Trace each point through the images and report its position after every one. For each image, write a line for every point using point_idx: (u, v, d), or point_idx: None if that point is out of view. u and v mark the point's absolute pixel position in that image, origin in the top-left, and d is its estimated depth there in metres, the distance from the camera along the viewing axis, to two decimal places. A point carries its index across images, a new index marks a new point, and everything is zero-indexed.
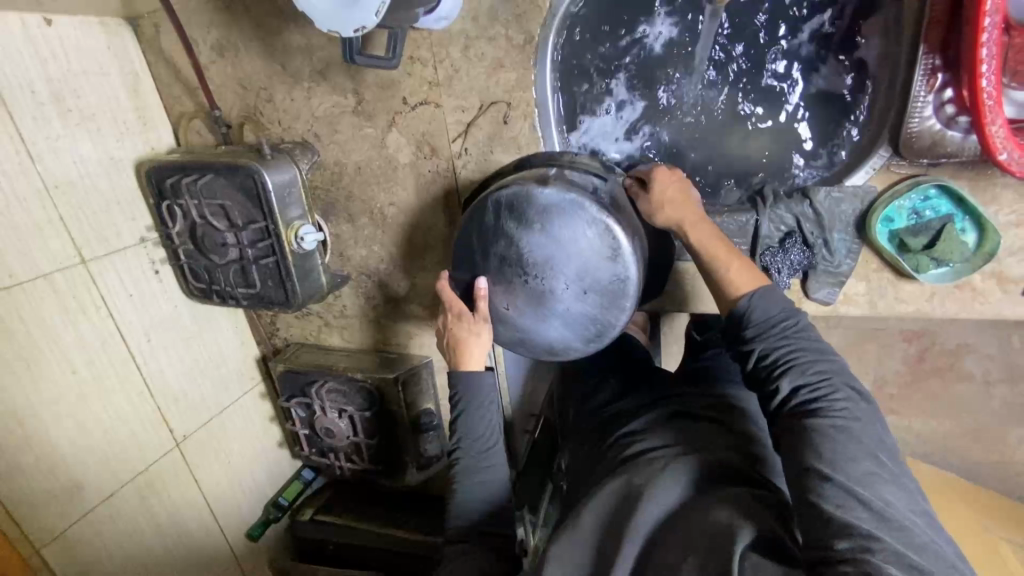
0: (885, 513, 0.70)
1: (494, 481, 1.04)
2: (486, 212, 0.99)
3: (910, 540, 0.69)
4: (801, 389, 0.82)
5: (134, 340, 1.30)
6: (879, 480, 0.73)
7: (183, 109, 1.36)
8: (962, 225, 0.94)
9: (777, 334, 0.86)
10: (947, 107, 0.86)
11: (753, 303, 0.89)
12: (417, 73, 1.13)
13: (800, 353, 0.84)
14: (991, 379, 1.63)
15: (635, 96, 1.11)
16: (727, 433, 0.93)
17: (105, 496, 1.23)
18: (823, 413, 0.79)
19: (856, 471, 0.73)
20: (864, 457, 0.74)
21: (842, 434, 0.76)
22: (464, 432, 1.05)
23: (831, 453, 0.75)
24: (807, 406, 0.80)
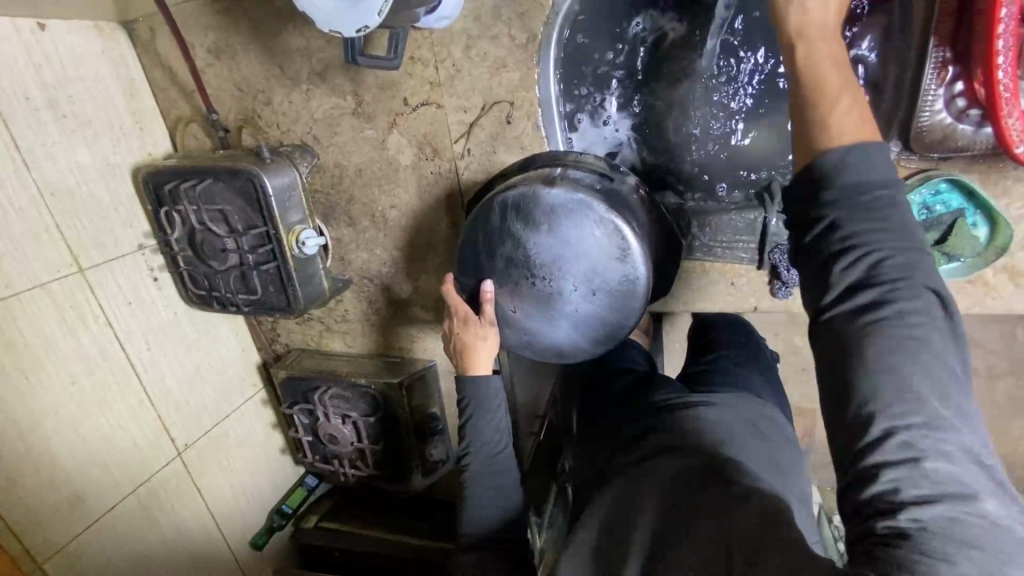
0: (940, 473, 0.58)
1: (503, 487, 1.02)
2: (491, 213, 0.98)
3: (967, 505, 0.57)
4: (870, 287, 0.64)
5: (134, 348, 1.27)
6: (937, 432, 0.60)
7: (180, 114, 1.34)
8: (973, 219, 0.93)
9: (866, 206, 0.65)
10: (958, 101, 0.85)
11: (849, 157, 0.67)
12: (418, 73, 1.12)
13: (876, 241, 0.65)
14: (997, 372, 1.67)
15: (630, 102, 1.11)
16: (736, 430, 0.91)
17: (106, 509, 1.21)
18: (885, 315, 0.62)
19: (908, 405, 0.60)
20: (927, 395, 0.60)
21: (906, 346, 0.61)
22: (472, 439, 1.03)
23: (884, 387, 0.61)
24: (873, 310, 0.63)
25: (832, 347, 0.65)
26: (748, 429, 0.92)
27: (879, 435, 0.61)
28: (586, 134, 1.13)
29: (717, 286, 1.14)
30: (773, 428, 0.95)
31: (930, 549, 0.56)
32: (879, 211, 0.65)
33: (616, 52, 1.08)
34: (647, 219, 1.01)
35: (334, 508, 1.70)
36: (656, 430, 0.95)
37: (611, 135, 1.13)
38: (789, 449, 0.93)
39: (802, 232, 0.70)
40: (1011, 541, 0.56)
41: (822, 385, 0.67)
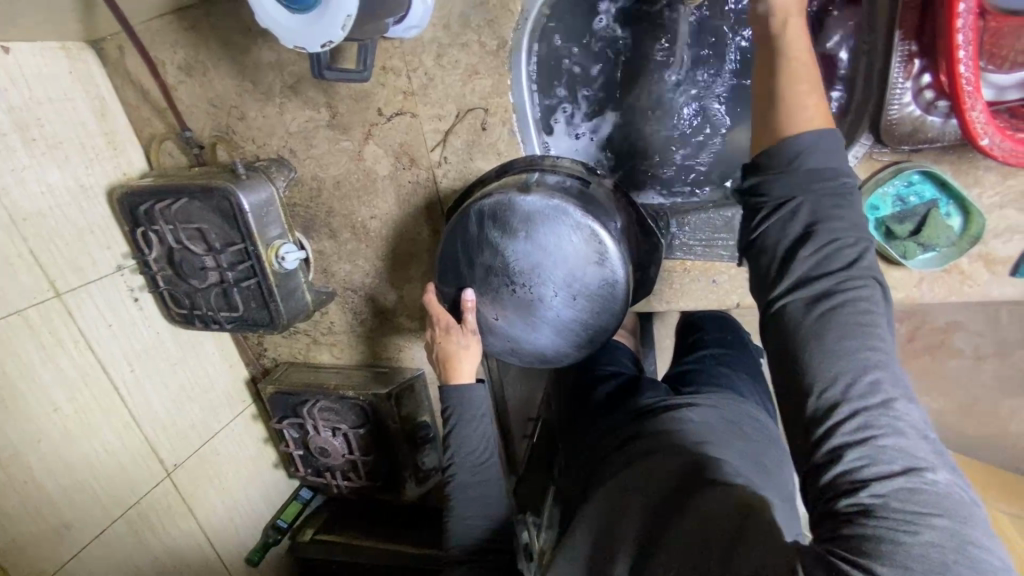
0: (896, 449, 0.61)
1: (491, 496, 1.03)
2: (469, 221, 0.97)
3: (924, 478, 0.59)
4: (826, 271, 0.68)
5: (117, 371, 1.26)
6: (890, 411, 0.62)
7: (154, 131, 1.32)
8: (947, 209, 0.93)
9: (823, 194, 0.71)
10: (926, 93, 0.85)
11: (811, 145, 0.72)
12: (390, 83, 1.11)
13: (829, 234, 0.69)
14: (983, 354, 1.73)
15: (600, 105, 1.11)
16: (720, 431, 0.92)
17: (96, 534, 1.21)
18: (838, 301, 0.66)
19: (861, 385, 0.63)
20: (881, 379, 0.64)
21: (859, 325, 0.65)
22: (456, 448, 1.03)
23: (841, 368, 0.64)
24: (826, 294, 0.67)
25: (791, 330, 0.68)
26: (734, 431, 0.93)
27: (837, 414, 0.63)
28: (560, 143, 1.14)
29: (699, 285, 1.14)
30: (754, 427, 0.96)
31: (892, 521, 0.57)
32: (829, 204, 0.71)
33: (581, 55, 1.08)
34: (625, 223, 1.01)
35: (331, 520, 1.70)
36: (638, 428, 0.97)
37: (585, 144, 1.14)
38: (771, 443, 0.94)
39: (757, 223, 0.74)
40: (970, 511, 0.58)
41: (780, 372, 0.69)
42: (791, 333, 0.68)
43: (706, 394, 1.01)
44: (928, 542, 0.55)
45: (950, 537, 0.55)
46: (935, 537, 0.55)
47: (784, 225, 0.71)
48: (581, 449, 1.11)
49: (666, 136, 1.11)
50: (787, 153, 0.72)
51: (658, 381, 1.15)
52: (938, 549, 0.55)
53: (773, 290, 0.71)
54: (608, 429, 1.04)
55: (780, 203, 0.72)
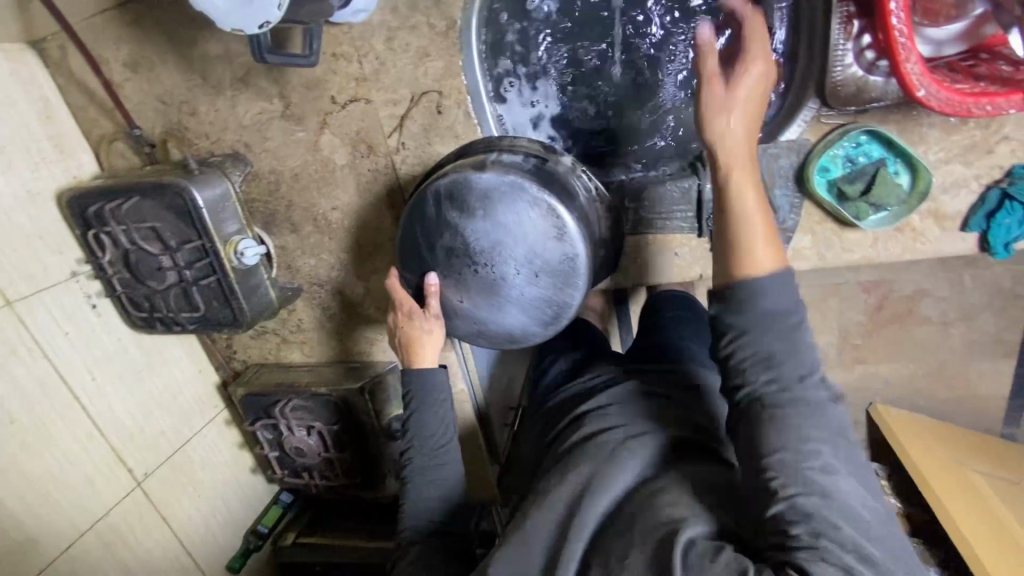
0: (842, 505, 0.67)
1: (445, 477, 1.01)
2: (426, 203, 0.96)
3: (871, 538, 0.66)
4: (785, 375, 0.72)
5: (77, 380, 1.23)
6: (841, 479, 0.68)
7: (102, 132, 1.28)
8: (895, 168, 0.95)
9: (777, 330, 0.73)
10: (867, 54, 0.87)
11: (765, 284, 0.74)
12: (342, 70, 1.09)
13: (780, 346, 0.73)
14: (948, 319, 1.82)
15: (552, 86, 1.11)
16: (675, 407, 0.95)
17: (64, 548, 1.18)
18: (788, 397, 0.71)
19: (809, 451, 0.69)
20: (827, 446, 0.69)
21: (812, 431, 0.69)
22: (416, 431, 1.02)
23: (798, 445, 0.69)
24: (784, 390, 0.72)
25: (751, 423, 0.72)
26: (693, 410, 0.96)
27: (798, 476, 0.68)
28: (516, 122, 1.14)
29: (663, 257, 1.15)
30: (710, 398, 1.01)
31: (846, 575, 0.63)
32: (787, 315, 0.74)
33: (530, 36, 1.08)
34: (585, 203, 1.01)
35: (312, 523, 1.67)
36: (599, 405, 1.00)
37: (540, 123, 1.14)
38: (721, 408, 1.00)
39: (719, 330, 0.77)
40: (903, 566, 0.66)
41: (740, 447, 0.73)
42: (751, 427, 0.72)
43: (667, 373, 1.04)
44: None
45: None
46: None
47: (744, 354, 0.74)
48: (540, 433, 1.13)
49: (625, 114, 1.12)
50: (744, 297, 0.74)
51: (619, 360, 1.17)
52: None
53: (735, 378, 0.75)
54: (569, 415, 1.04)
55: (738, 335, 0.74)
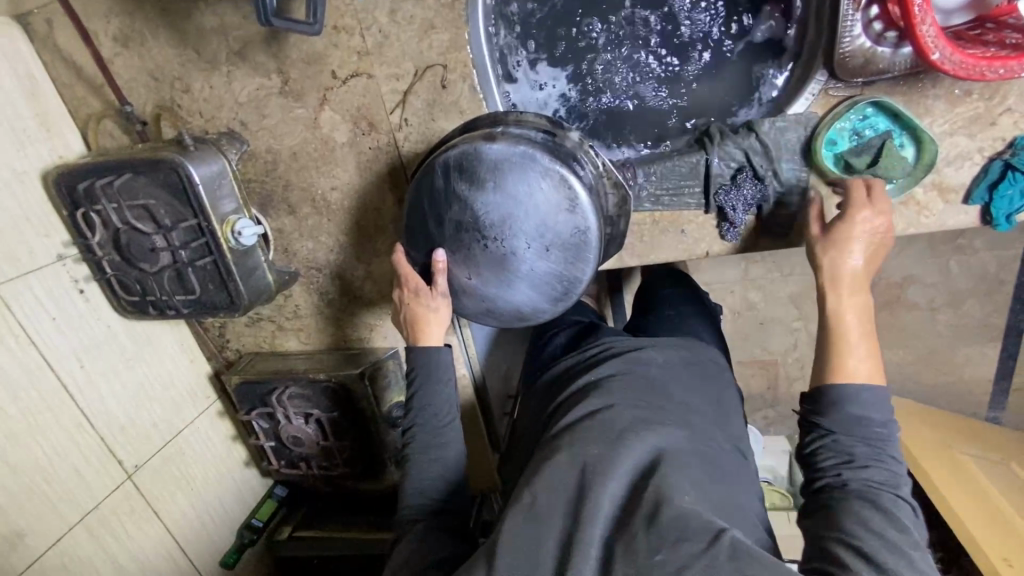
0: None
1: (448, 455, 0.97)
2: (435, 175, 0.94)
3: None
4: (872, 465, 0.76)
5: (65, 368, 1.18)
6: (921, 555, 0.69)
7: (90, 111, 1.22)
8: (901, 140, 0.96)
9: (865, 438, 0.78)
10: (875, 25, 0.88)
11: (859, 397, 0.79)
12: (344, 43, 1.07)
13: (864, 449, 0.78)
14: (937, 304, 1.82)
15: (558, 65, 1.10)
16: (677, 387, 0.95)
17: (53, 542, 1.13)
18: (869, 490, 0.75)
19: (885, 522, 0.71)
20: (909, 533, 0.71)
21: (900, 520, 0.72)
22: (417, 408, 0.99)
23: (877, 514, 0.72)
24: (866, 477, 0.76)
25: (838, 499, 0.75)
26: (697, 391, 0.96)
27: (880, 539, 0.69)
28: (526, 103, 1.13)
29: (669, 235, 1.13)
30: (710, 373, 1.02)
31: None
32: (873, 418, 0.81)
33: (536, 14, 1.07)
34: (593, 179, 1.00)
35: (308, 518, 1.63)
36: (597, 378, 1.00)
37: (547, 104, 1.13)
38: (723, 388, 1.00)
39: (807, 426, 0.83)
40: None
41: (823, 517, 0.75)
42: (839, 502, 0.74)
43: (669, 351, 1.04)
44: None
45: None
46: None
47: (835, 459, 0.78)
48: (539, 410, 1.12)
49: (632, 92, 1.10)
50: (837, 399, 0.80)
51: (617, 331, 1.17)
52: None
53: (817, 471, 0.80)
54: (567, 391, 1.03)
55: (826, 436, 0.80)
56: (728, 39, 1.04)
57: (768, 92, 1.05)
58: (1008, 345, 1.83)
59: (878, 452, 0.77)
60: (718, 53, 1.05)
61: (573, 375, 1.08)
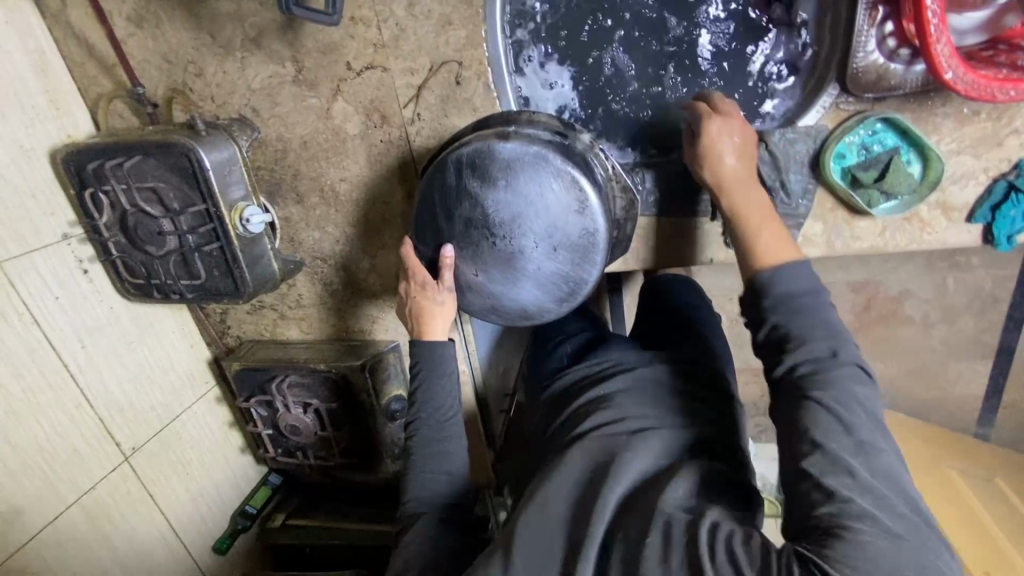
0: (872, 489, 0.69)
1: (452, 452, 0.98)
2: (446, 172, 0.95)
3: (913, 529, 0.68)
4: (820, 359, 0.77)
5: (67, 348, 1.18)
6: (875, 457, 0.71)
7: (100, 90, 1.22)
8: (908, 157, 0.97)
9: (806, 321, 0.79)
10: (888, 41, 0.89)
11: (778, 277, 0.82)
12: (360, 35, 1.07)
13: (802, 328, 0.79)
14: (931, 320, 1.84)
15: (570, 65, 1.10)
16: (682, 400, 0.97)
17: (49, 520, 1.13)
18: (816, 376, 0.76)
19: (839, 424, 0.72)
20: (863, 430, 0.72)
21: (854, 416, 0.73)
22: (422, 403, 0.99)
23: (832, 422, 0.73)
24: (818, 370, 0.76)
25: (793, 398, 0.77)
26: (702, 401, 0.97)
27: (836, 463, 0.71)
28: (535, 103, 1.13)
29: (676, 240, 1.15)
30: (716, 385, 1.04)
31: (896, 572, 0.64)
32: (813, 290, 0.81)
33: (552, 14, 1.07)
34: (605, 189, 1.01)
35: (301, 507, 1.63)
36: (604, 389, 1.02)
37: (555, 103, 1.13)
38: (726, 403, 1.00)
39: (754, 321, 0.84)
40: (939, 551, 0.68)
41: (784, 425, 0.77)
42: (794, 405, 0.76)
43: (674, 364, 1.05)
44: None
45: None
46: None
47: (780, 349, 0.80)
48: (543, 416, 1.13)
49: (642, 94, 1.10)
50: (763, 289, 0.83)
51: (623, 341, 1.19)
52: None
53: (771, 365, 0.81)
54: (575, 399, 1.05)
55: (767, 326, 0.82)
56: (744, 47, 1.04)
57: (779, 106, 1.06)
58: (1000, 362, 1.87)
59: (816, 328, 0.78)
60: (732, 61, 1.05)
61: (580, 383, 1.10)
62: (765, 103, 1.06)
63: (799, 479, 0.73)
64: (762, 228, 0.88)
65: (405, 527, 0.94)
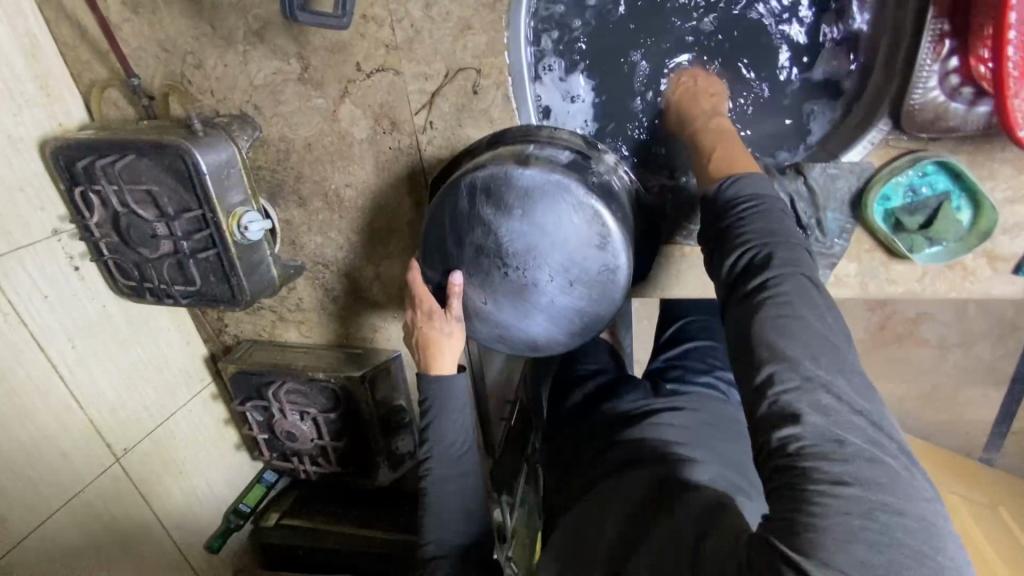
0: (836, 427, 0.68)
1: (467, 488, 0.98)
2: (459, 195, 0.88)
3: (885, 475, 0.65)
4: (769, 268, 0.76)
5: (56, 348, 1.14)
6: (831, 390, 0.70)
7: (95, 77, 1.14)
8: (958, 202, 0.89)
9: (760, 229, 0.80)
10: (952, 77, 0.81)
11: (739, 189, 0.84)
12: (371, 35, 0.99)
13: (754, 234, 0.80)
14: (947, 343, 1.77)
15: (592, 79, 1.06)
16: (694, 445, 1.02)
17: (35, 525, 1.11)
18: (763, 278, 0.76)
19: (781, 325, 0.73)
20: (817, 357, 0.71)
21: (807, 338, 0.72)
22: (434, 439, 0.97)
23: (783, 352, 0.72)
24: (768, 277, 0.76)
25: (746, 319, 0.76)
26: (715, 441, 1.04)
27: (790, 411, 0.70)
28: (557, 116, 1.08)
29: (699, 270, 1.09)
30: (732, 427, 1.10)
31: (866, 531, 0.62)
32: (766, 211, 0.81)
33: (579, 27, 1.03)
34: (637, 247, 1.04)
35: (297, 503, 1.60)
36: (623, 436, 1.07)
37: (578, 118, 1.08)
38: (741, 446, 1.06)
39: (714, 232, 0.85)
40: (917, 497, 0.65)
41: (739, 359, 0.76)
42: (745, 330, 0.75)
43: (689, 413, 1.10)
44: (892, 559, 0.60)
45: (914, 535, 0.62)
46: (896, 537, 0.62)
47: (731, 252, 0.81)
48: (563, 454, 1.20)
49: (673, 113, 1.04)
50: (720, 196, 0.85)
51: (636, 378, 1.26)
52: (893, 550, 0.61)
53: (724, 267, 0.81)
54: (595, 443, 1.12)
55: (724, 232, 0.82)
56: (779, 75, 1.01)
57: (816, 133, 1.02)
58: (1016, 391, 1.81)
59: (766, 235, 0.79)
60: (768, 85, 1.02)
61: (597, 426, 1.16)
62: (802, 128, 1.03)
63: (761, 442, 0.72)
64: (720, 147, 0.91)
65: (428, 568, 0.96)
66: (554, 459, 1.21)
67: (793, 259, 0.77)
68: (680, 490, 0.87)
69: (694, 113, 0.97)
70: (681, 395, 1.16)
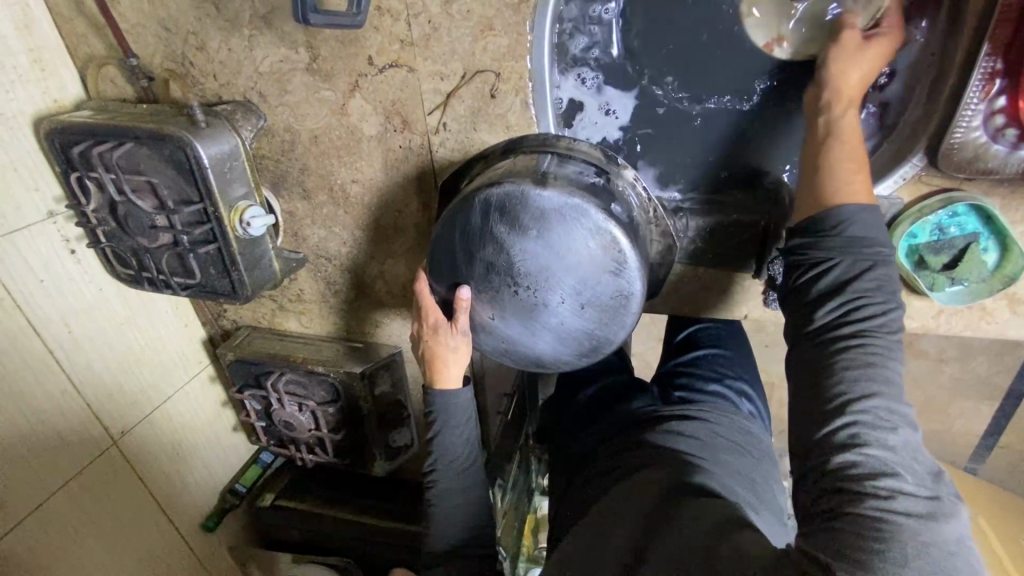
0: (898, 464, 0.69)
1: (474, 497, 1.05)
2: (472, 211, 0.85)
3: (938, 514, 0.66)
4: (860, 321, 0.74)
5: (52, 332, 1.11)
6: (897, 434, 0.71)
7: (91, 52, 1.08)
8: (986, 244, 0.89)
9: (858, 274, 0.76)
10: (997, 118, 0.80)
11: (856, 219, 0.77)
12: (386, 29, 0.94)
13: (850, 278, 0.76)
14: (946, 357, 1.72)
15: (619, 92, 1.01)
16: (701, 455, 1.01)
17: (35, 505, 1.11)
18: (851, 326, 0.75)
19: (857, 375, 0.72)
20: (891, 401, 0.72)
21: (881, 389, 0.72)
22: (439, 452, 1.04)
23: (863, 392, 0.71)
24: (858, 328, 0.74)
25: (818, 362, 0.76)
26: (722, 455, 1.03)
27: (855, 441, 0.70)
28: (582, 121, 1.04)
29: None
30: (743, 443, 1.09)
31: (920, 561, 0.61)
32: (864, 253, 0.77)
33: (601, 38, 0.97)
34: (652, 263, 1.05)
35: (293, 483, 1.59)
36: (631, 442, 1.07)
37: (602, 131, 1.04)
38: (754, 461, 1.06)
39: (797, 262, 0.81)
40: (967, 541, 0.66)
41: (801, 390, 0.77)
42: (814, 369, 0.76)
43: (700, 423, 1.09)
44: None
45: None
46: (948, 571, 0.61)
47: (819, 289, 0.78)
48: (569, 459, 1.20)
49: (711, 134, 1.02)
50: (829, 220, 0.78)
51: (646, 386, 1.26)
52: None
53: (805, 305, 0.79)
54: (602, 451, 1.12)
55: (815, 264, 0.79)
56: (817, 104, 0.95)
57: None
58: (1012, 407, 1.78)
59: (866, 282, 0.75)
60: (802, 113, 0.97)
61: (603, 434, 1.16)
62: None
63: (817, 461, 0.73)
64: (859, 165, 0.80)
65: (436, 564, 1.04)
66: (564, 461, 1.22)
67: (883, 309, 0.75)
68: (683, 496, 0.87)
69: (826, 121, 0.82)
70: (693, 403, 1.15)
